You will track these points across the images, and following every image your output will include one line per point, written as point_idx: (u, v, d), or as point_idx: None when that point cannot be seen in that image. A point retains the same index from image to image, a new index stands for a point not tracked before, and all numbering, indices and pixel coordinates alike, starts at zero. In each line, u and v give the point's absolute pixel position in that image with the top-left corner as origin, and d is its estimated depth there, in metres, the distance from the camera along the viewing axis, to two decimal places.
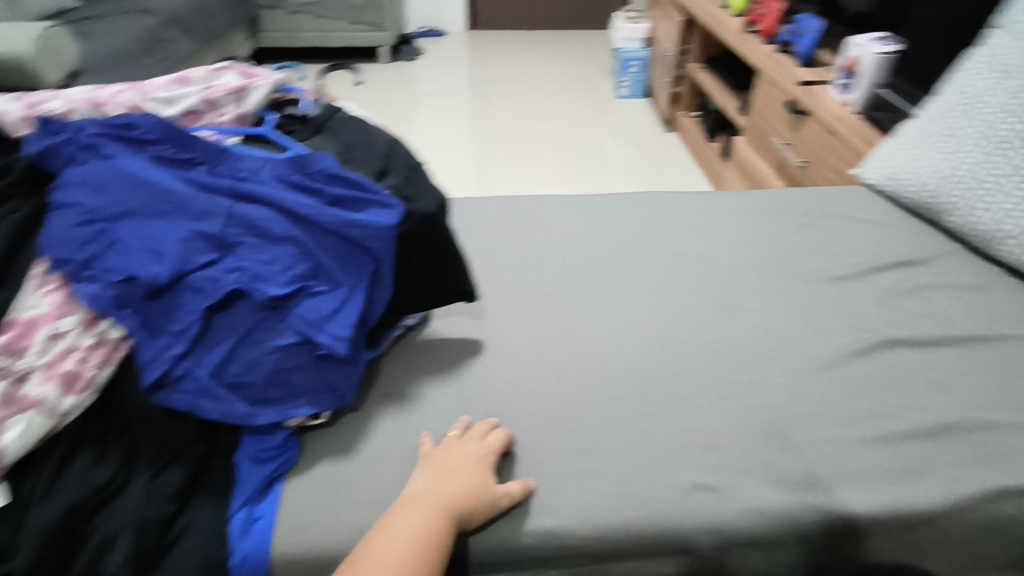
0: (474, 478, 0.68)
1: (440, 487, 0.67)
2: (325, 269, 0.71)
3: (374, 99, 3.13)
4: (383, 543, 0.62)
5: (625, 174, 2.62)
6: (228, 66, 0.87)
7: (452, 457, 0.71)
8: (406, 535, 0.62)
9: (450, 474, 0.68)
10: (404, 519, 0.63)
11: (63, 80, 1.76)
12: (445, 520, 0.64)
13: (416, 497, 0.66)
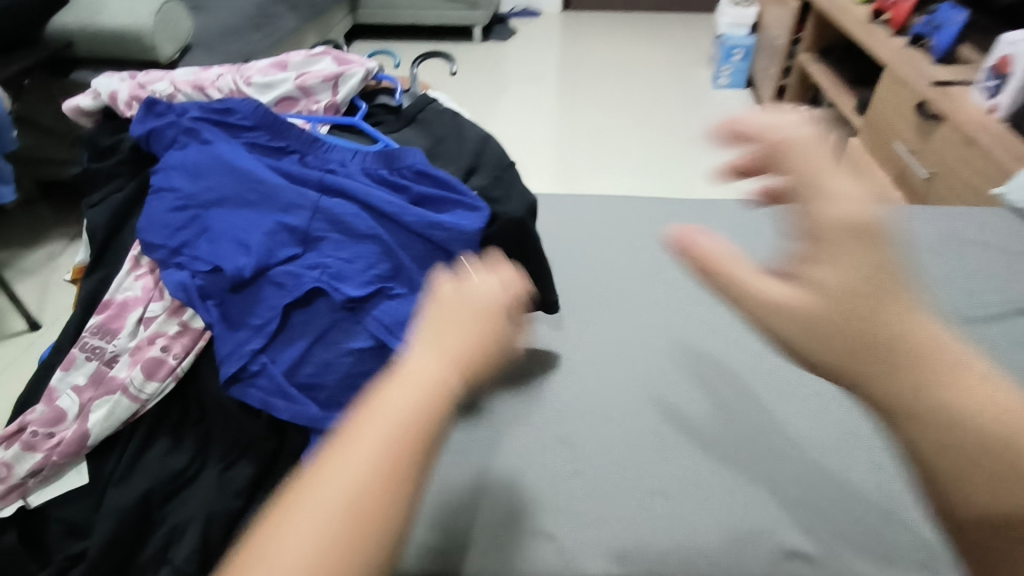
0: (487, 335, 0.41)
1: (437, 356, 0.39)
2: (405, 271, 0.68)
3: (464, 82, 3.12)
4: (349, 461, 0.35)
5: (716, 171, 2.47)
6: (325, 51, 0.84)
7: (456, 305, 0.42)
8: (383, 447, 0.35)
9: (453, 337, 0.40)
10: (383, 415, 0.36)
11: (177, 53, 1.81)
12: (444, 401, 0.38)
13: (399, 379, 0.38)
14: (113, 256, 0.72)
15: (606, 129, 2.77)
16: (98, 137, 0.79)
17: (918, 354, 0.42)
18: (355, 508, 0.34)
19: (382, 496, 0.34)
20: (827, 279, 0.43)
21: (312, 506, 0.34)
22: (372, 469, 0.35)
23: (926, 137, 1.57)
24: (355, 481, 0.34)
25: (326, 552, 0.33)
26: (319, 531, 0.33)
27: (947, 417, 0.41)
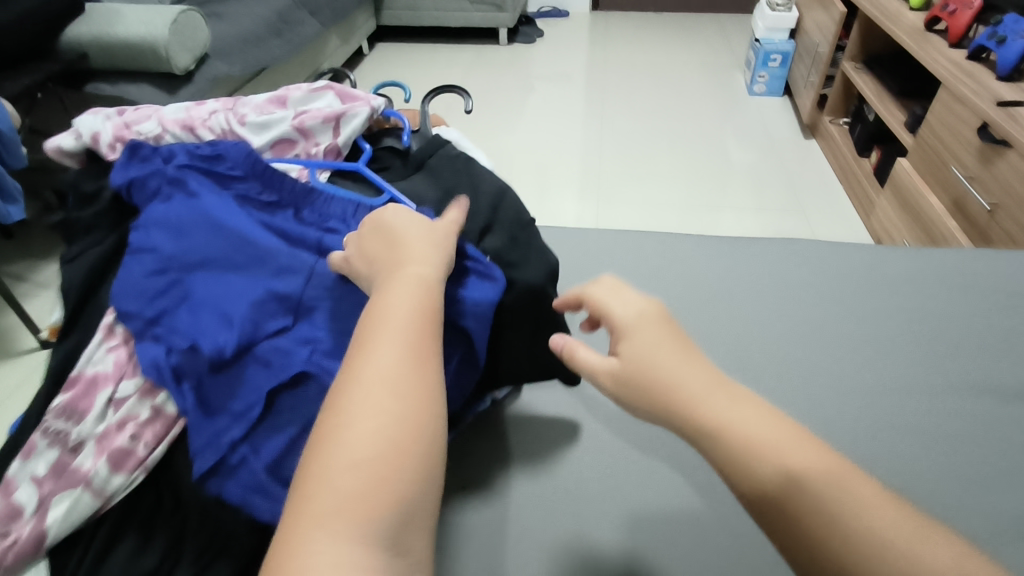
0: (437, 243, 0.56)
1: (415, 258, 0.53)
2: None
3: (488, 83, 3.02)
4: (386, 338, 0.47)
5: (750, 184, 2.34)
6: (327, 86, 0.77)
7: (411, 231, 0.56)
8: (407, 323, 0.48)
9: (420, 251, 0.54)
10: (398, 302, 0.49)
11: (193, 64, 1.74)
12: (433, 290, 0.51)
13: (392, 285, 0.51)
14: (87, 319, 0.66)
15: (635, 136, 2.65)
16: (81, 181, 0.73)
17: (707, 393, 0.48)
18: (403, 360, 0.46)
19: (419, 351, 0.47)
20: (633, 342, 0.51)
21: (373, 369, 0.45)
22: (407, 351, 0.46)
23: (988, 164, 1.44)
24: (397, 345, 0.46)
25: (397, 394, 0.44)
26: (384, 383, 0.44)
27: (739, 439, 0.45)
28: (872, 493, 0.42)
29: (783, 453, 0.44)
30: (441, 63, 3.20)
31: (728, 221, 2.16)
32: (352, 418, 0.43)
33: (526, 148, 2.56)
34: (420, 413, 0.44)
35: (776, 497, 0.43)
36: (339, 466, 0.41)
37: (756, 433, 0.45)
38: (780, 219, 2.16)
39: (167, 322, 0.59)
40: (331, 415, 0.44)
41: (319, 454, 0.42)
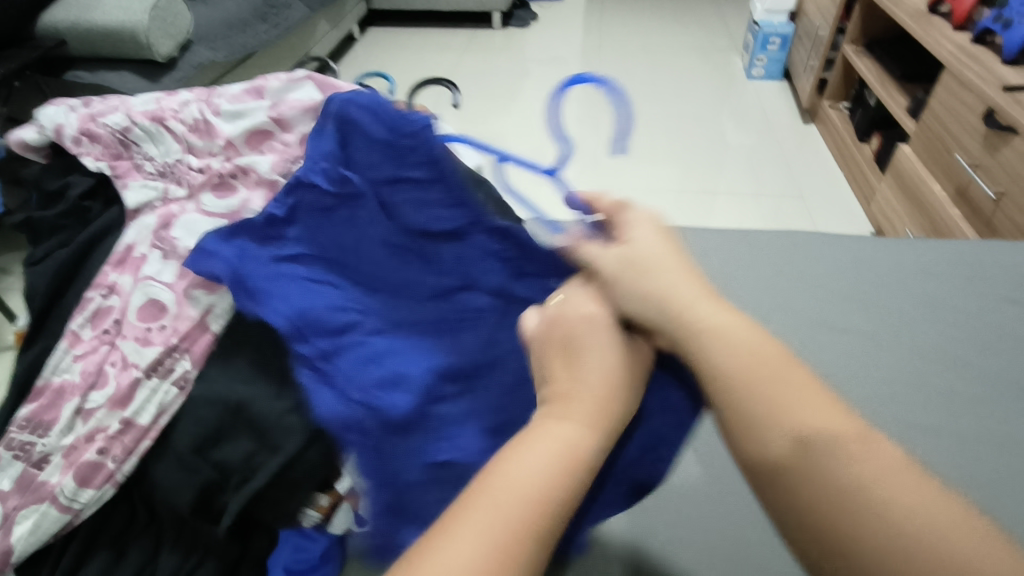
0: (612, 386, 0.43)
1: (573, 411, 0.42)
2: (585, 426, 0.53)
3: (481, 68, 2.96)
4: (484, 514, 0.36)
5: (749, 169, 2.29)
6: (306, 75, 0.72)
7: (606, 354, 0.44)
8: (515, 502, 0.36)
9: (589, 397, 0.42)
10: (525, 467, 0.38)
11: (175, 51, 1.68)
12: (577, 467, 0.39)
13: (536, 435, 0.40)
14: (54, 322, 0.62)
15: (632, 121, 2.59)
16: (44, 178, 0.69)
17: (699, 303, 0.45)
18: (483, 557, 0.34)
19: (510, 551, 0.34)
20: (640, 236, 0.49)
21: (443, 555, 0.34)
22: (511, 529, 0.35)
23: (993, 152, 1.41)
24: (490, 533, 0.35)
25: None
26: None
27: (744, 362, 0.42)
28: (886, 456, 0.38)
29: (764, 372, 0.41)
30: (433, 47, 3.13)
31: (728, 208, 2.12)
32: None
33: (521, 134, 2.50)
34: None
35: (800, 457, 0.38)
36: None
37: (745, 341, 0.43)
38: (780, 206, 2.12)
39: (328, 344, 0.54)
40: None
41: None
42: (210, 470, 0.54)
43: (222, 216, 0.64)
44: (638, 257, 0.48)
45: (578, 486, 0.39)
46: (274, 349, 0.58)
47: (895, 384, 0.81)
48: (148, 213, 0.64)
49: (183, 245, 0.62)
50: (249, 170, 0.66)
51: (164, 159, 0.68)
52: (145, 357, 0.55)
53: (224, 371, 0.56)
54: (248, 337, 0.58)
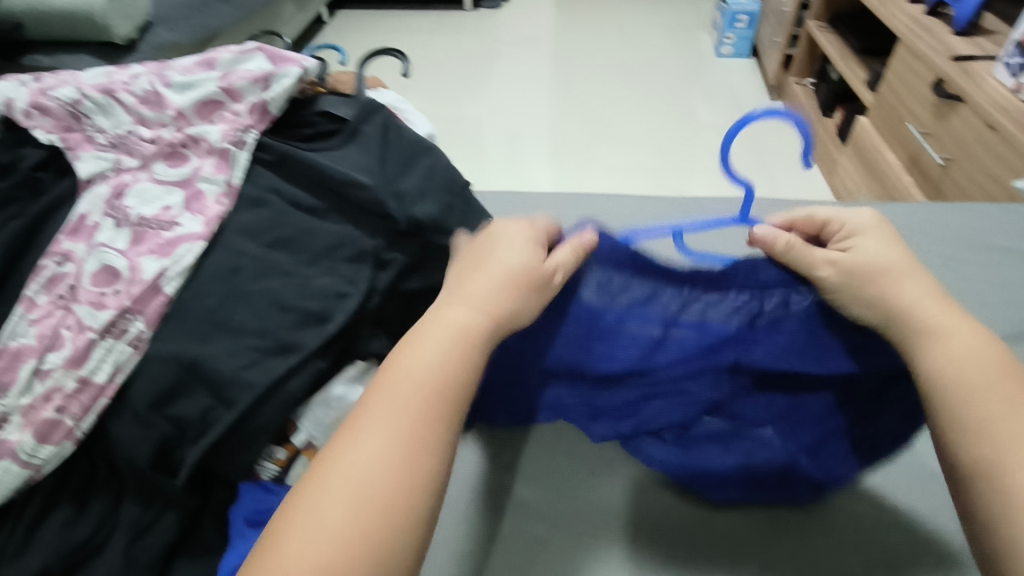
0: (510, 283, 0.49)
1: (465, 309, 0.48)
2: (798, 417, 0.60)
3: (452, 50, 2.94)
4: (394, 409, 0.43)
5: (717, 145, 2.33)
6: (256, 48, 0.73)
7: (498, 255, 0.52)
8: (420, 396, 0.44)
9: (474, 292, 0.49)
10: (421, 365, 0.45)
11: (135, 34, 1.66)
12: (471, 357, 0.46)
13: (428, 330, 0.47)
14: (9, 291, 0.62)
15: (602, 100, 2.61)
16: None
17: (925, 306, 0.49)
18: (396, 445, 0.42)
19: (421, 437, 0.43)
20: (862, 243, 0.53)
21: (362, 447, 0.42)
22: (412, 412, 0.43)
23: (943, 119, 1.45)
24: (401, 423, 0.43)
25: (378, 483, 0.41)
26: (374, 469, 0.41)
27: (953, 364, 0.47)
28: None
29: (991, 380, 0.46)
30: (405, 29, 3.11)
31: (698, 184, 2.15)
32: (324, 495, 0.40)
33: (493, 115, 2.51)
34: (397, 507, 0.40)
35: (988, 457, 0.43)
36: (294, 543, 0.38)
37: (969, 350, 0.47)
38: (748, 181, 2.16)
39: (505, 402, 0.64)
40: (304, 482, 0.42)
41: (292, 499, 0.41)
42: (166, 426, 0.56)
43: (173, 184, 0.66)
44: (861, 265, 0.51)
45: (471, 365, 0.46)
46: (226, 309, 0.59)
47: None
48: (100, 183, 0.65)
49: (134, 213, 0.63)
50: (200, 140, 0.67)
51: (115, 131, 0.69)
52: (99, 319, 0.57)
53: (175, 331, 0.58)
54: (200, 298, 0.59)
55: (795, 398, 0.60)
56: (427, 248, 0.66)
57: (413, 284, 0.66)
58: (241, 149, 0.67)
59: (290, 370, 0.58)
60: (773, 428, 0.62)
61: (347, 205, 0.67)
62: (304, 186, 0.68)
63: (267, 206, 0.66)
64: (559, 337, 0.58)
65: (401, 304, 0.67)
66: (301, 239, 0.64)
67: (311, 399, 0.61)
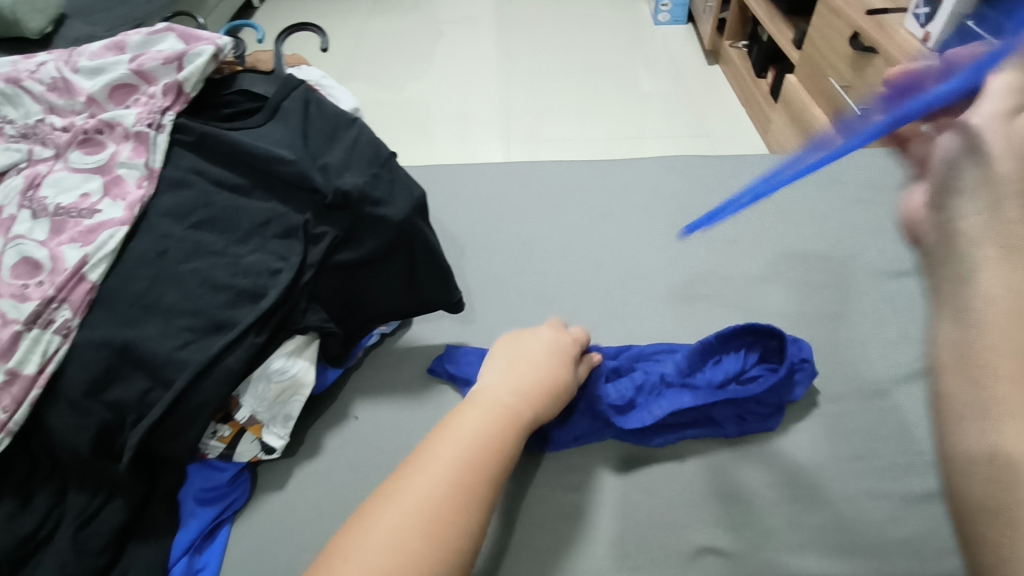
0: (552, 382, 0.59)
1: (513, 390, 0.56)
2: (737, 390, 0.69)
3: (392, 31, 2.89)
4: (455, 455, 0.48)
5: (658, 112, 2.37)
6: (166, 27, 0.72)
7: (539, 360, 0.60)
8: (478, 446, 0.49)
9: (523, 384, 0.57)
10: (475, 421, 0.51)
11: (51, 28, 1.59)
12: (518, 424, 0.53)
13: (481, 403, 0.54)
14: None
15: (545, 74, 2.62)
16: None
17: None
18: (452, 481, 0.46)
19: (473, 476, 0.47)
20: None
21: (421, 484, 0.46)
22: (465, 469, 0.47)
23: (862, 72, 1.51)
24: (457, 466, 0.47)
25: (436, 515, 0.44)
26: (430, 501, 0.45)
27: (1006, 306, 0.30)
28: None
29: None
30: (342, 12, 3.04)
31: (644, 151, 2.20)
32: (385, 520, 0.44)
33: (436, 95, 2.49)
34: (447, 537, 0.44)
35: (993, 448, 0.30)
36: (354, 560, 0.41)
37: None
38: (690, 145, 2.21)
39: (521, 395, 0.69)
40: (364, 513, 0.45)
41: (345, 534, 0.44)
42: (104, 412, 0.56)
43: (90, 171, 0.65)
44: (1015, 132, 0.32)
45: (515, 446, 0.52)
46: (156, 292, 0.59)
47: (762, 277, 0.88)
48: (14, 175, 0.64)
49: (51, 201, 0.62)
50: (115, 125, 0.66)
51: (25, 121, 0.67)
52: (23, 311, 0.56)
53: (104, 318, 0.58)
54: (128, 283, 0.59)
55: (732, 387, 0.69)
56: (357, 219, 0.67)
57: (346, 256, 0.67)
58: (159, 132, 0.66)
59: (226, 346, 0.58)
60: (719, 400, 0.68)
61: (271, 182, 0.67)
62: (226, 164, 0.68)
63: (191, 186, 0.66)
64: None
65: (335, 277, 0.67)
66: (227, 217, 0.65)
67: (252, 375, 0.62)
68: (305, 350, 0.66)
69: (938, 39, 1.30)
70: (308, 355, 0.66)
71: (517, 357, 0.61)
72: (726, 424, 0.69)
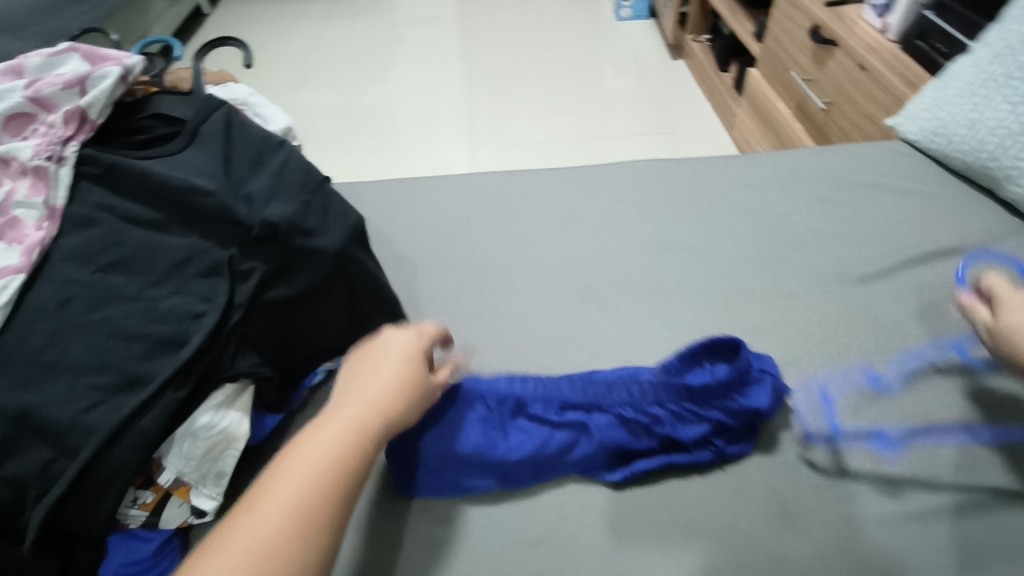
0: (407, 378, 0.51)
1: (363, 398, 0.49)
2: (708, 407, 0.64)
3: (349, 35, 2.81)
4: (294, 487, 0.41)
5: (622, 109, 2.34)
6: (69, 48, 0.66)
7: (390, 354, 0.53)
8: (322, 469, 0.43)
9: (374, 389, 0.50)
10: (321, 443, 0.44)
11: None
12: (370, 433, 0.46)
13: (326, 420, 0.47)
14: None
15: (507, 73, 2.57)
16: None
17: None
18: (290, 518, 0.40)
19: (316, 509, 0.41)
20: None
21: (245, 527, 0.39)
22: (299, 500, 0.41)
23: (822, 64, 1.50)
24: (291, 498, 0.41)
25: (264, 561, 0.38)
26: (252, 548, 0.38)
27: None
28: None
29: None
30: (297, 15, 2.95)
31: (612, 150, 2.16)
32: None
33: (397, 98, 2.42)
34: None
35: None
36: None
37: None
38: (657, 143, 2.18)
39: (468, 453, 0.61)
40: (186, 569, 0.38)
41: None
42: (1, 489, 0.49)
43: None
44: None
45: (365, 459, 0.45)
46: (56, 348, 0.53)
47: (729, 286, 0.84)
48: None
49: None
50: (9, 159, 0.59)
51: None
52: None
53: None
54: (25, 338, 0.53)
55: (703, 405, 0.64)
56: (289, 252, 0.61)
57: (278, 292, 0.61)
58: (61, 165, 0.60)
59: (140, 407, 0.52)
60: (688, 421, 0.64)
61: (190, 215, 0.61)
62: (138, 197, 0.61)
63: (99, 225, 0.59)
64: (442, 428, 0.62)
65: (268, 317, 0.61)
66: (140, 257, 0.59)
67: (175, 433, 0.56)
68: (237, 399, 0.60)
69: (897, 29, 1.29)
70: (240, 406, 0.60)
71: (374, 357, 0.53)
72: (692, 447, 0.63)
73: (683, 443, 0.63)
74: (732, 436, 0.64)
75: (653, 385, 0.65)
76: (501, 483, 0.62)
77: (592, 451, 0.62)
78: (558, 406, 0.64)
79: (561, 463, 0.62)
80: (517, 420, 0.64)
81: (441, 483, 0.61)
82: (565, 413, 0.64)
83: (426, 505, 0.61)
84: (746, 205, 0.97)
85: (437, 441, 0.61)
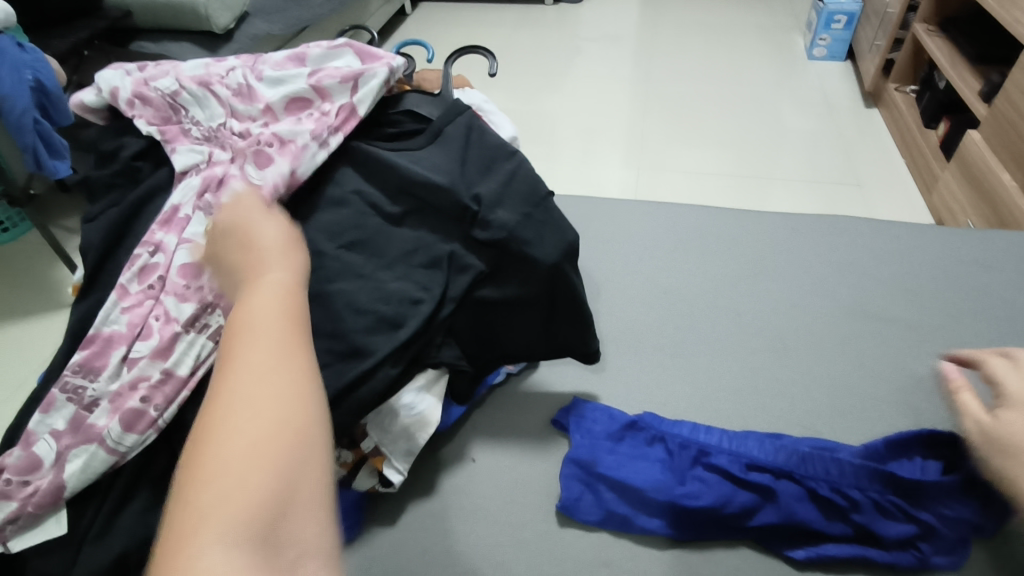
0: (291, 225, 0.46)
1: (267, 256, 0.42)
2: (920, 510, 0.58)
3: (532, 45, 2.90)
4: (254, 339, 0.36)
5: (803, 153, 2.20)
6: (346, 43, 0.73)
7: (255, 215, 0.45)
8: (271, 318, 0.37)
9: (272, 244, 0.43)
10: (260, 308, 0.38)
11: (233, 24, 1.73)
12: (298, 285, 0.41)
13: (250, 291, 0.40)
14: (107, 277, 0.65)
15: (682, 100, 2.52)
16: (101, 141, 0.72)
17: None
18: (278, 378, 0.35)
19: (297, 356, 0.37)
20: None
21: (234, 401, 0.34)
22: (280, 350, 0.36)
23: None
24: (268, 353, 0.36)
25: (272, 399, 0.34)
26: (259, 406, 0.33)
27: None
28: None
29: None
30: (487, 22, 3.10)
31: (784, 193, 2.05)
32: (223, 449, 0.32)
33: (569, 111, 2.47)
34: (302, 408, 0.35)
35: None
36: (214, 529, 0.30)
37: None
38: (837, 193, 2.03)
39: (642, 493, 0.62)
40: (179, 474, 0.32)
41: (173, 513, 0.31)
42: None
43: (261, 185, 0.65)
44: None
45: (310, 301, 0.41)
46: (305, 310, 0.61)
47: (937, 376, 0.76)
48: (194, 175, 0.66)
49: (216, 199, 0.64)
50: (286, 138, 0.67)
51: (209, 124, 0.70)
52: (183, 312, 0.59)
53: None
54: None
55: (911, 504, 0.59)
56: (505, 258, 0.64)
57: (488, 292, 0.65)
58: (322, 148, 0.67)
59: (360, 376, 0.57)
60: (892, 518, 0.58)
61: (425, 211, 0.66)
62: (385, 190, 0.68)
63: (348, 206, 0.66)
64: (619, 464, 0.64)
65: (475, 315, 0.65)
66: (377, 241, 0.65)
67: (383, 408, 0.61)
68: (434, 385, 0.65)
69: None
70: (436, 392, 0.65)
71: (244, 210, 0.46)
72: (891, 546, 0.58)
73: (882, 540, 0.58)
74: (942, 545, 0.58)
75: (854, 466, 0.60)
76: (674, 530, 0.61)
77: (775, 521, 0.59)
78: (744, 464, 0.62)
79: (734, 526, 0.60)
80: (695, 469, 0.63)
81: (611, 515, 0.62)
82: (748, 475, 0.61)
83: (589, 526, 0.63)
84: (964, 286, 0.87)
85: (612, 471, 0.63)
